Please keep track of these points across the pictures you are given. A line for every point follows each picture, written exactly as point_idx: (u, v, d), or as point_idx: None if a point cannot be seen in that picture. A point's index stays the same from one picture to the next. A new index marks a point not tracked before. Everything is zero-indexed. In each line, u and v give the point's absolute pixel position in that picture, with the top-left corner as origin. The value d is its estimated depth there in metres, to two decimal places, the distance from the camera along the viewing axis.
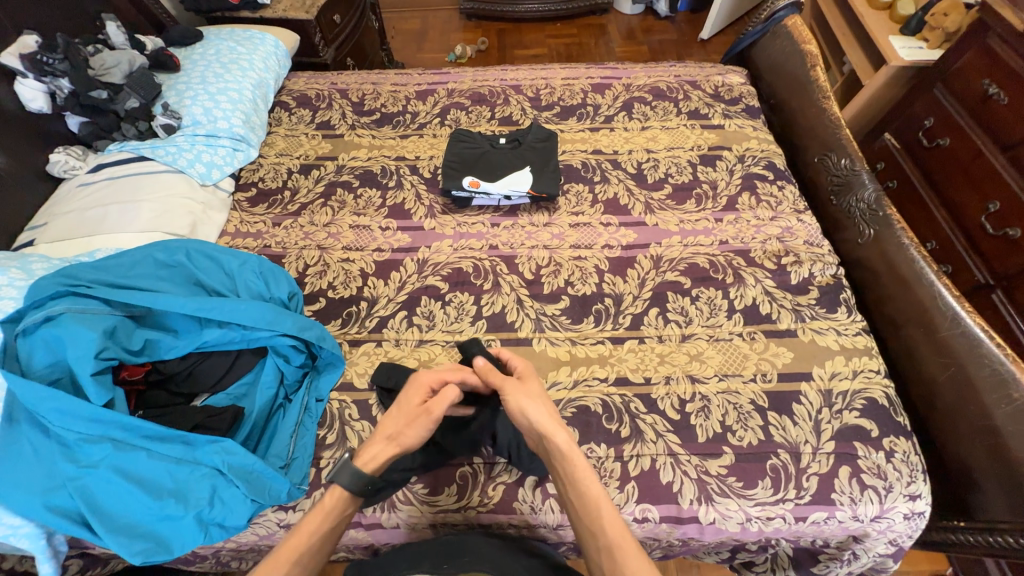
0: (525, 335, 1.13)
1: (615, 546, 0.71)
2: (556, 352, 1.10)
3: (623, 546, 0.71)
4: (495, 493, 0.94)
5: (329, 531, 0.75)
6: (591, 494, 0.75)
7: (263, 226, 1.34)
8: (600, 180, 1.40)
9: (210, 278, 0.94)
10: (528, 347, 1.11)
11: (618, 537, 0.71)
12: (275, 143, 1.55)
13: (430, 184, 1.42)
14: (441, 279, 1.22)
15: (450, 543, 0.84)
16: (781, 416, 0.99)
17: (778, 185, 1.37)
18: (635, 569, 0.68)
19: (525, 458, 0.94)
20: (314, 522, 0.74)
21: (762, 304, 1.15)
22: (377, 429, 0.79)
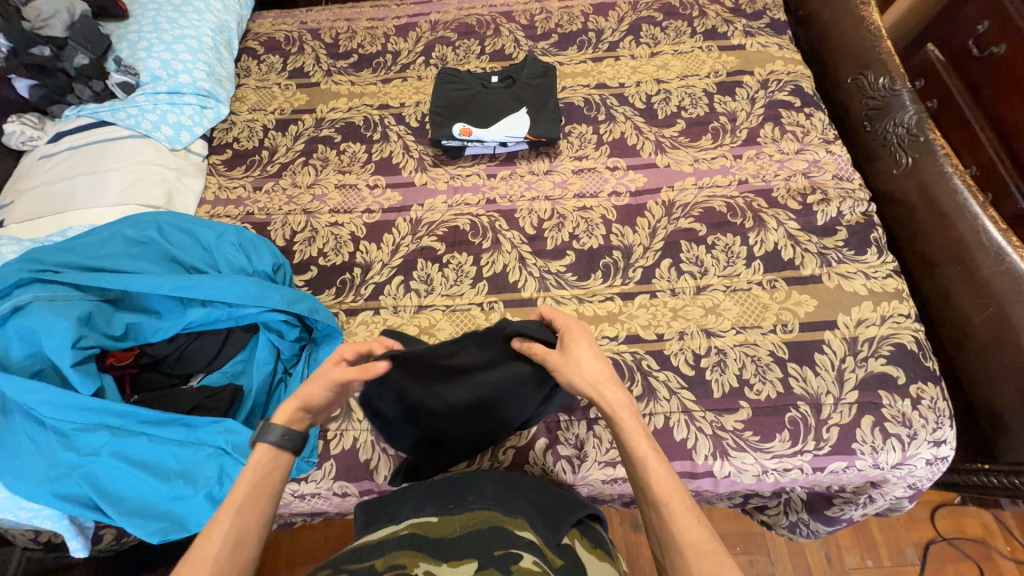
0: (529, 296, 1.06)
1: (662, 501, 0.63)
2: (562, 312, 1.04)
3: (672, 503, 0.62)
4: (506, 455, 0.93)
5: (264, 486, 0.64)
6: (636, 451, 0.67)
7: (243, 191, 1.24)
8: (605, 119, 1.26)
9: (187, 254, 0.88)
10: (532, 307, 1.05)
11: (666, 492, 0.63)
12: (246, 97, 1.41)
13: (418, 134, 1.29)
14: (437, 240, 1.14)
15: (456, 481, 0.81)
16: (802, 367, 0.94)
17: (806, 112, 1.23)
18: (684, 528, 0.60)
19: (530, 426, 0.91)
20: (248, 480, 0.64)
21: (785, 248, 1.06)
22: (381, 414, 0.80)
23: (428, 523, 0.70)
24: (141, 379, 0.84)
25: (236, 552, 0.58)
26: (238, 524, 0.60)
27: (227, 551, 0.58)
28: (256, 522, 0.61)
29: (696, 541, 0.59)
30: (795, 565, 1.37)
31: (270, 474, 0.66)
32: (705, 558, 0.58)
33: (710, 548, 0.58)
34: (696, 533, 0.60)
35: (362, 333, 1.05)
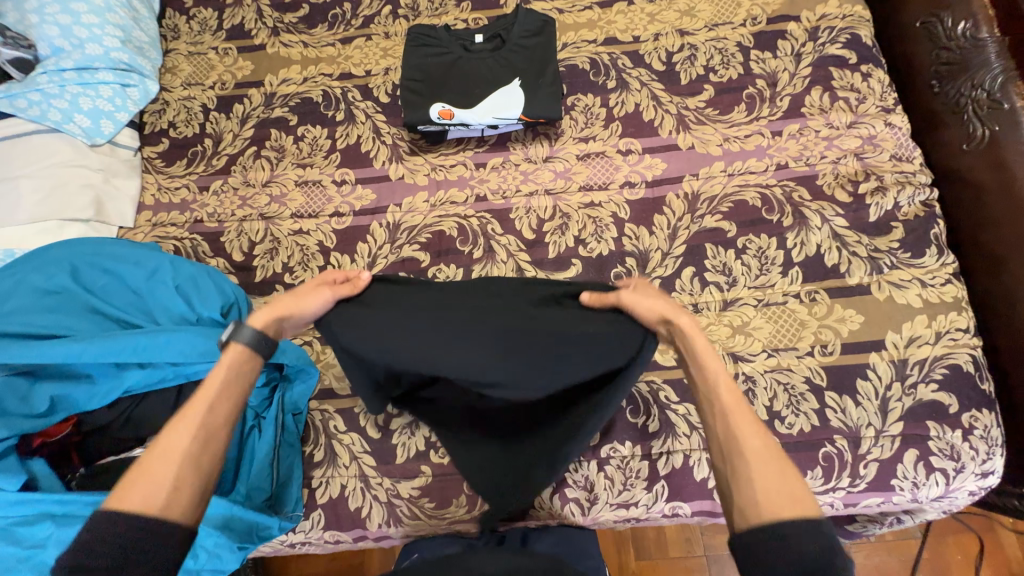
0: None
1: (727, 412, 0.54)
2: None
3: (736, 414, 0.54)
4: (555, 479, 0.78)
5: (237, 384, 0.59)
6: (700, 365, 0.58)
7: (187, 193, 1.05)
8: (616, 87, 1.04)
9: (112, 300, 0.73)
10: None
11: (729, 403, 0.55)
12: (178, 67, 1.16)
13: (390, 112, 1.07)
14: (419, 249, 0.97)
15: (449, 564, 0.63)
16: (842, 396, 0.83)
17: (863, 72, 1.00)
18: (749, 437, 0.52)
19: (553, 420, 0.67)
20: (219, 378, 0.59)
21: (829, 252, 0.90)
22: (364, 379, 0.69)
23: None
24: (89, 449, 0.74)
25: (199, 451, 0.54)
26: (204, 423, 0.55)
27: (199, 445, 0.54)
28: (224, 420, 0.57)
29: (761, 475, 0.50)
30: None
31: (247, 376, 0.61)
32: (787, 499, 0.48)
33: (788, 487, 0.49)
34: (773, 474, 0.50)
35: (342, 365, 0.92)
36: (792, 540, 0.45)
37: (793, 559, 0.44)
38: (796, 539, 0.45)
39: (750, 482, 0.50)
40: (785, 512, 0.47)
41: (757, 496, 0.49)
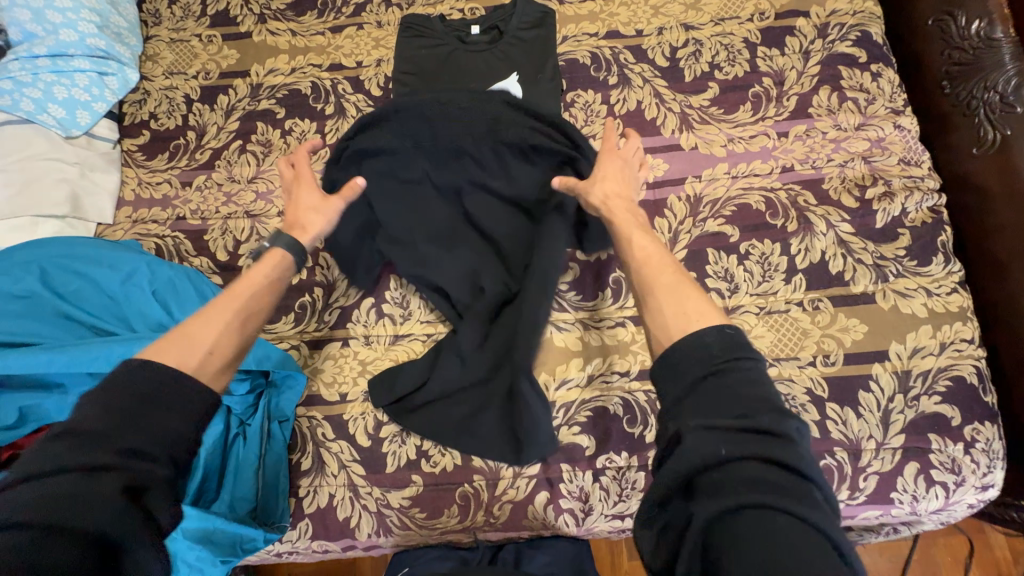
0: None
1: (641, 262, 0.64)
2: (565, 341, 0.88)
3: (648, 263, 0.63)
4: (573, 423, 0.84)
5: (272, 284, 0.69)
6: (620, 230, 0.69)
7: (169, 188, 1.01)
8: (617, 83, 1.00)
9: (86, 305, 0.69)
10: None
11: (644, 256, 0.64)
12: (159, 55, 1.10)
13: (382, 106, 1.03)
14: None
15: None
16: (844, 408, 0.81)
17: (873, 71, 0.96)
18: (659, 277, 0.61)
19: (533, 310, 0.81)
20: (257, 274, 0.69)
21: (833, 259, 0.87)
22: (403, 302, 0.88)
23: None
24: None
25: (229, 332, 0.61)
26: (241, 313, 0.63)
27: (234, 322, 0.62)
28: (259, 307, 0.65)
29: (669, 306, 0.57)
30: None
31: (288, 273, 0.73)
32: (689, 317, 0.55)
33: (695, 310, 0.56)
34: (681, 301, 0.57)
35: (330, 370, 0.89)
36: (697, 341, 0.51)
37: (702, 366, 0.50)
38: (701, 340, 0.51)
39: (660, 312, 0.58)
40: (697, 322, 0.54)
41: (668, 319, 0.56)
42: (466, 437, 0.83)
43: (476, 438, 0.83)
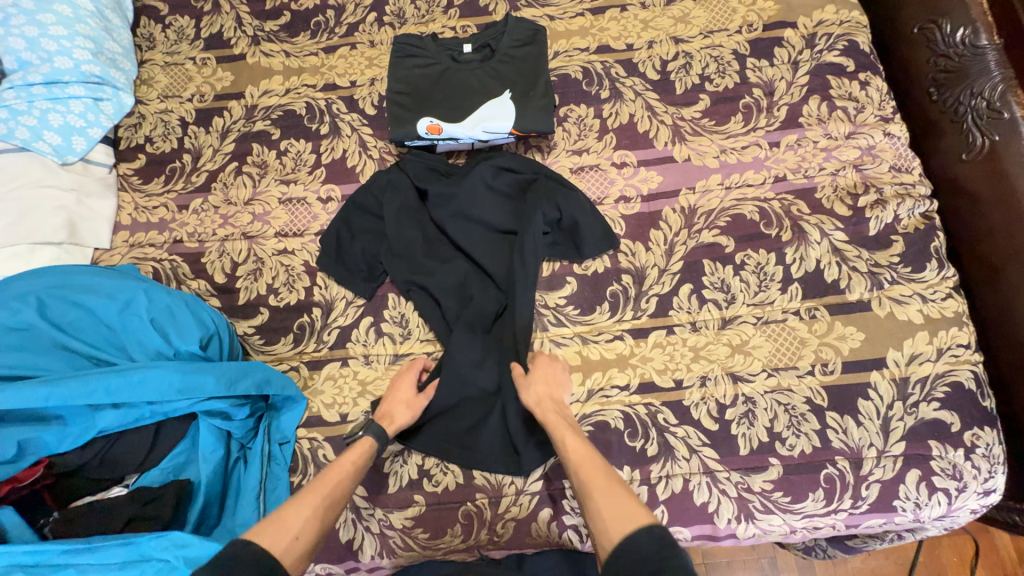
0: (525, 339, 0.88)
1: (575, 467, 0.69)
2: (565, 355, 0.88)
3: (582, 465, 0.69)
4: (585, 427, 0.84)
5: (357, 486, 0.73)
6: (552, 426, 0.75)
7: (166, 211, 1.01)
8: (609, 97, 1.01)
9: (83, 335, 0.69)
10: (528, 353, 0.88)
11: (576, 458, 0.70)
12: (154, 79, 1.11)
13: (376, 125, 1.03)
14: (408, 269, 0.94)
15: None
16: (844, 417, 0.82)
17: (861, 80, 0.98)
18: (591, 479, 0.67)
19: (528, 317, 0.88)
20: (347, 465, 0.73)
21: (828, 267, 0.88)
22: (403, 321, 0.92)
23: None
24: (61, 490, 0.70)
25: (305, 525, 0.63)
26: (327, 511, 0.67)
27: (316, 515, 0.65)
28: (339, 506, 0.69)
29: (606, 505, 0.63)
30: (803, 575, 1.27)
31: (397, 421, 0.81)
32: (624, 515, 0.61)
33: (626, 509, 0.62)
34: (615, 503, 0.63)
35: (330, 391, 0.88)
36: (630, 547, 0.57)
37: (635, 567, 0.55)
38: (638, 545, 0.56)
39: (599, 513, 0.63)
40: (633, 525, 0.59)
41: (604, 523, 0.61)
42: (470, 450, 0.84)
43: (480, 448, 0.84)
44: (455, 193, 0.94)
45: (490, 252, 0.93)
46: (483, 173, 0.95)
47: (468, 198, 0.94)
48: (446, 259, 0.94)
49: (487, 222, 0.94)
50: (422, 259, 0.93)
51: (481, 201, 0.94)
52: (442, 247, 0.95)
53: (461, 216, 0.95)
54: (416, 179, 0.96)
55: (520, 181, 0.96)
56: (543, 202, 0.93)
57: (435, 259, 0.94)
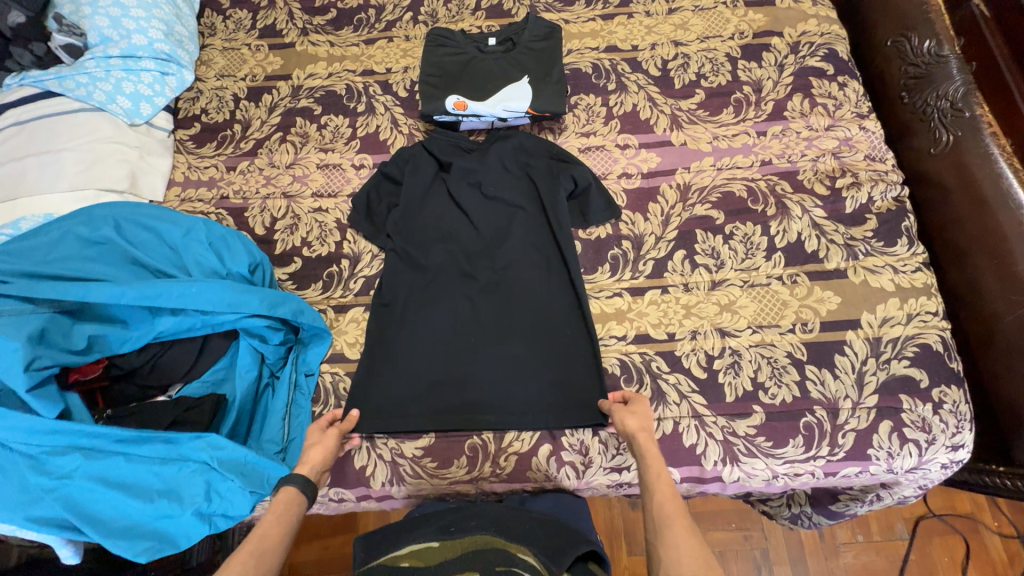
0: (528, 296, 0.96)
1: (658, 493, 0.69)
2: (563, 317, 0.96)
3: (663, 493, 0.69)
4: (581, 388, 0.91)
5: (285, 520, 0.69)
6: (644, 448, 0.76)
7: (215, 171, 1.13)
8: (616, 89, 1.13)
9: (151, 253, 0.79)
10: (531, 309, 0.96)
11: (660, 485, 0.70)
12: (212, 60, 1.26)
13: (408, 105, 1.16)
14: (428, 228, 1.03)
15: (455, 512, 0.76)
16: (822, 369, 0.89)
17: (839, 82, 1.10)
18: (670, 509, 0.67)
19: (531, 282, 0.97)
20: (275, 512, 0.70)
21: (809, 239, 0.97)
22: (416, 272, 1.00)
23: (428, 549, 0.69)
24: (115, 392, 0.79)
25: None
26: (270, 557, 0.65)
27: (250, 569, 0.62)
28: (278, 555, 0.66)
29: (685, 543, 0.62)
30: (794, 566, 1.29)
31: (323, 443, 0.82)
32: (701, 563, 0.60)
33: (707, 562, 0.60)
34: (697, 550, 0.61)
35: (353, 331, 0.97)
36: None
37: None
38: None
39: (675, 548, 0.62)
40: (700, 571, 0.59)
41: (680, 559, 0.60)
42: (465, 395, 0.91)
43: (477, 395, 0.91)
44: (475, 170, 1.06)
45: (500, 222, 1.03)
46: (501, 154, 1.06)
47: (486, 174, 1.05)
48: (460, 224, 1.03)
49: (502, 198, 1.04)
50: (442, 229, 1.03)
51: (499, 179, 1.06)
52: (458, 219, 1.04)
53: (479, 188, 1.06)
54: (442, 153, 1.07)
55: (533, 161, 1.06)
56: (553, 183, 1.03)
57: (452, 223, 1.04)
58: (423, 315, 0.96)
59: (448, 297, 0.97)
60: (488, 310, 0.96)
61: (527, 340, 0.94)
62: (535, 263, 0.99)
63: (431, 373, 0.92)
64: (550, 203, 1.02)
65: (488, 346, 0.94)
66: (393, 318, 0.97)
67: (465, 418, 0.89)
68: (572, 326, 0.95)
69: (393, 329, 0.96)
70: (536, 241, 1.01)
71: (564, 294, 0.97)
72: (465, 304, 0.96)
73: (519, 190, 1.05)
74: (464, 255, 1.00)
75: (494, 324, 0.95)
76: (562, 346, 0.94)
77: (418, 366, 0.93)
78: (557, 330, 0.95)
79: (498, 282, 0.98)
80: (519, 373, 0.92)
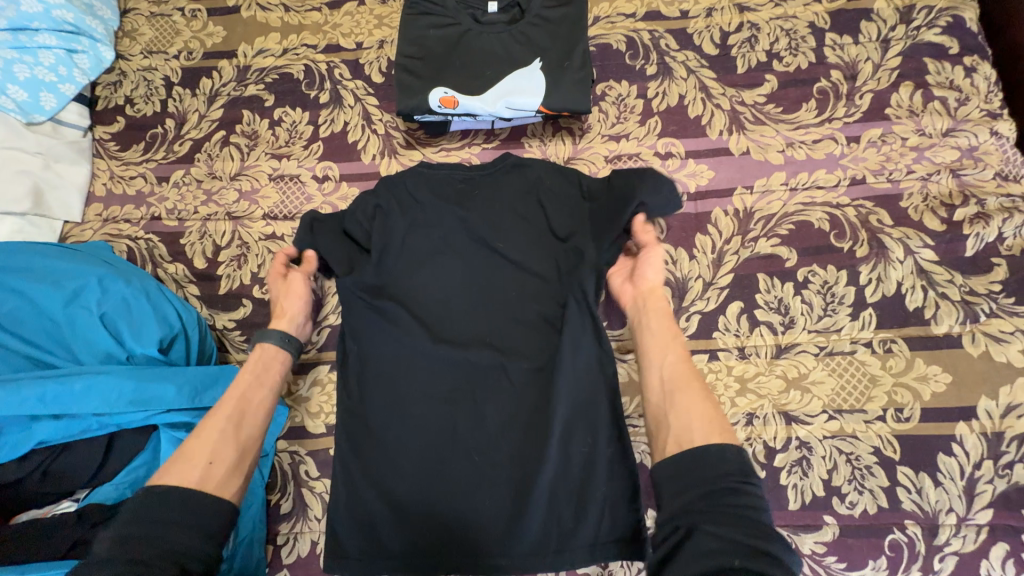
0: (536, 385, 0.73)
1: (676, 361, 0.65)
2: (581, 413, 0.71)
3: (681, 363, 0.65)
4: (606, 525, 0.69)
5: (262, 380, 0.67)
6: (657, 323, 0.70)
7: (144, 183, 0.90)
8: (657, 73, 0.85)
9: (37, 332, 0.63)
10: (539, 401, 0.72)
11: (678, 356, 0.66)
12: (138, 31, 0.99)
13: (384, 95, 0.90)
14: (408, 286, 0.77)
15: None
16: (919, 474, 0.68)
17: (965, 66, 0.81)
18: (688, 377, 0.64)
19: (540, 365, 0.73)
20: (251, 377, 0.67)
21: (912, 292, 0.73)
22: (394, 349, 0.75)
23: None
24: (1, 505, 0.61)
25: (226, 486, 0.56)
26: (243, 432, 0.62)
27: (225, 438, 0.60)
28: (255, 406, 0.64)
29: (699, 409, 0.60)
30: None
31: (260, 392, 0.66)
32: (714, 428, 0.58)
33: (717, 421, 0.59)
34: (708, 411, 0.60)
35: (316, 399, 0.80)
36: (715, 456, 0.54)
37: (699, 477, 0.54)
38: (721, 456, 0.54)
39: (687, 412, 0.60)
40: (713, 435, 0.57)
41: (690, 422, 0.59)
42: (451, 513, 0.70)
43: (466, 516, 0.70)
44: (471, 207, 0.79)
45: (501, 277, 0.76)
46: (506, 187, 0.80)
47: (485, 214, 0.78)
48: (449, 279, 0.77)
49: (510, 255, 0.76)
50: (426, 296, 0.77)
51: (505, 225, 0.78)
52: (449, 282, 0.77)
53: (474, 231, 0.78)
54: (427, 183, 0.80)
55: (549, 194, 0.78)
56: (580, 237, 0.75)
57: (439, 277, 0.77)
58: (400, 407, 0.73)
59: (432, 383, 0.74)
60: (483, 402, 0.73)
61: (535, 456, 0.70)
62: (547, 337, 0.74)
63: (409, 497, 0.71)
64: (574, 263, 0.74)
65: (484, 463, 0.71)
66: (363, 419, 0.74)
67: (452, 557, 0.69)
68: (598, 439, 0.71)
69: (362, 426, 0.74)
70: (548, 306, 0.75)
71: (583, 382, 0.72)
72: (454, 392, 0.73)
73: (528, 233, 0.77)
74: (455, 334, 0.75)
75: (493, 432, 0.72)
76: (583, 468, 0.70)
77: (391, 487, 0.71)
78: (578, 445, 0.70)
79: (500, 376, 0.73)
80: (522, 488, 0.70)
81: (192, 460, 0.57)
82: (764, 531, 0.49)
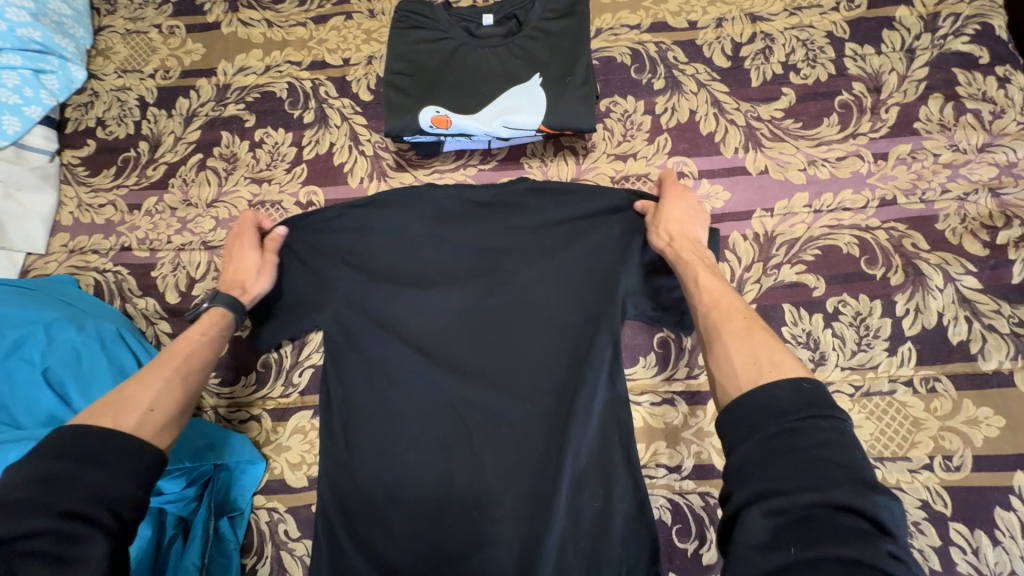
0: (542, 434, 0.65)
1: (713, 301, 0.55)
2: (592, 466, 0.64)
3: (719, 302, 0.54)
4: None
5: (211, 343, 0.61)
6: (686, 268, 0.60)
7: (114, 211, 0.83)
8: (665, 87, 0.79)
9: None
10: (546, 452, 0.64)
11: (714, 295, 0.55)
12: (112, 49, 0.93)
13: (373, 114, 0.84)
14: (397, 323, 0.69)
15: None
16: (974, 531, 0.60)
17: (998, 77, 0.75)
18: (725, 317, 0.52)
19: (547, 410, 0.65)
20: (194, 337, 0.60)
21: (954, 324, 0.66)
22: (383, 395, 0.67)
23: None
24: None
25: None
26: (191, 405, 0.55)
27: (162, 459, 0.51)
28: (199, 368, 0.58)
29: (739, 350, 0.49)
30: None
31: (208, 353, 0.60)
32: (762, 368, 0.46)
33: (766, 357, 0.47)
34: (753, 349, 0.48)
35: (298, 448, 0.72)
36: (764, 398, 0.42)
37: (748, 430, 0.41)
38: (772, 395, 0.42)
39: (727, 359, 0.49)
40: (765, 373, 0.45)
41: (733, 368, 0.47)
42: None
43: None
44: (466, 232, 0.71)
45: (501, 309, 0.68)
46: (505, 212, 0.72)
47: (483, 239, 0.70)
48: (443, 311, 0.69)
49: (511, 285, 0.68)
50: (418, 332, 0.69)
51: (505, 252, 0.70)
52: (444, 315, 0.69)
53: (471, 259, 0.70)
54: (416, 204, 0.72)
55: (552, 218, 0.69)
56: (588, 266, 0.67)
57: (432, 311, 0.69)
58: (390, 456, 0.65)
59: (426, 430, 0.66)
60: (483, 450, 0.65)
61: (542, 513, 0.62)
62: (553, 379, 0.66)
63: (400, 559, 0.63)
64: (583, 295, 0.67)
65: (484, 521, 0.63)
66: (349, 472, 0.66)
67: None
68: (612, 494, 0.63)
69: (348, 480, 0.66)
70: (554, 345, 0.67)
71: (595, 429, 0.64)
72: (451, 440, 0.65)
73: (530, 261, 0.69)
74: (451, 374, 0.67)
75: (495, 485, 0.64)
76: (595, 527, 0.62)
77: (380, 549, 0.63)
78: (589, 501, 0.63)
79: (501, 421, 0.65)
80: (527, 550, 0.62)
81: (129, 404, 0.50)
82: (852, 484, 0.36)
